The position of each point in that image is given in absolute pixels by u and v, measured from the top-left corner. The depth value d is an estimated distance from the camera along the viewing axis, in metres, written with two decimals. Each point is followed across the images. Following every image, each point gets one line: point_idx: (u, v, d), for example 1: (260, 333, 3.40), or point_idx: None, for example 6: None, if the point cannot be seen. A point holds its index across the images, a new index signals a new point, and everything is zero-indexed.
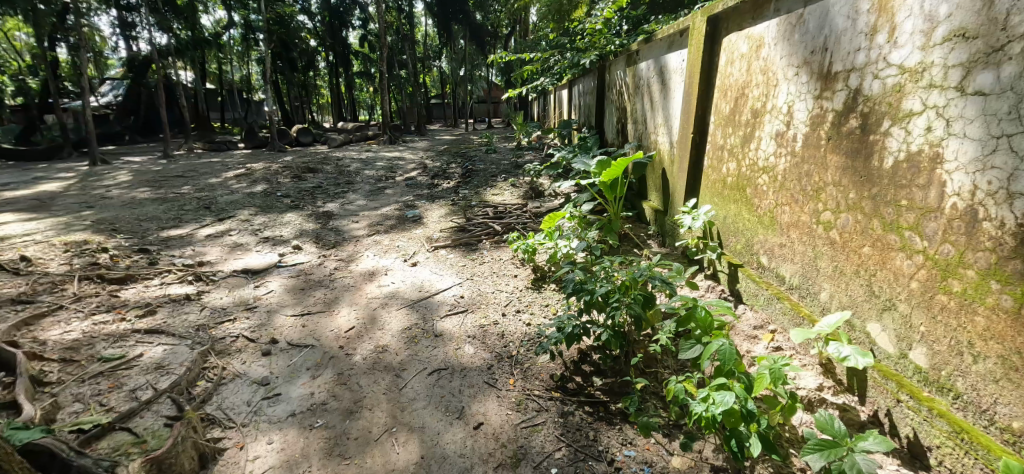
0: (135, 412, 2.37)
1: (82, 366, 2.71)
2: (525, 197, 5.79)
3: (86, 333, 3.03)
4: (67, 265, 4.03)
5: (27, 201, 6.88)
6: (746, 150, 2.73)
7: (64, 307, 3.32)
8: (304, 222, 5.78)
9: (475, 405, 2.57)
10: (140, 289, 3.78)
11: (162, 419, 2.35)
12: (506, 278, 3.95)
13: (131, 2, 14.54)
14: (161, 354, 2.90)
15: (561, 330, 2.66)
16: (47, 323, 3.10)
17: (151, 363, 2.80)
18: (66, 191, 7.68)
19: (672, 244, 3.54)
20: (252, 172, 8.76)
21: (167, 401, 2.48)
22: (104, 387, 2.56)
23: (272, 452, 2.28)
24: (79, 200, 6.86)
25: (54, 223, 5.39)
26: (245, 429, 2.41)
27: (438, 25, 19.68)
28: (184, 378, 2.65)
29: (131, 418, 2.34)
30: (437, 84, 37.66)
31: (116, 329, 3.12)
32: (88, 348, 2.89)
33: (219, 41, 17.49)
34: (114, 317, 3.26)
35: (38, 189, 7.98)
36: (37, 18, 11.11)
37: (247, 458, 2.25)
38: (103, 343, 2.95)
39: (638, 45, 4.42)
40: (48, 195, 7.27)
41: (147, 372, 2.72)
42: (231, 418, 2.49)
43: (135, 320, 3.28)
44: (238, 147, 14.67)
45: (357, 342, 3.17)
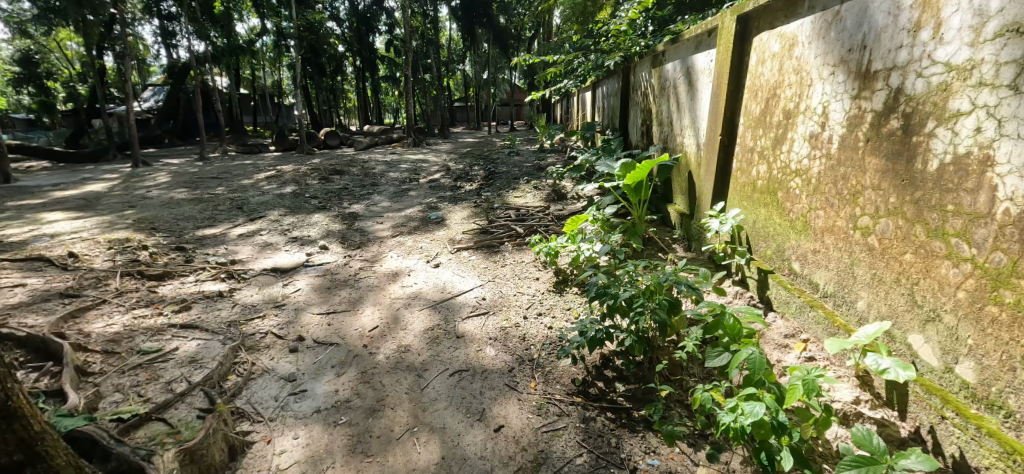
0: (170, 404, 2.43)
1: (122, 358, 2.80)
2: (547, 199, 5.77)
3: (127, 326, 3.14)
4: (111, 261, 4.18)
5: (76, 200, 7.25)
6: (777, 152, 2.65)
7: (107, 302, 3.44)
8: (331, 223, 5.87)
9: (497, 407, 2.56)
10: (176, 285, 3.90)
11: (195, 411, 2.40)
12: (528, 280, 3.93)
13: (172, 12, 15.17)
14: (195, 348, 2.97)
15: (584, 334, 2.64)
16: (91, 316, 3.23)
17: (185, 357, 2.87)
18: (111, 191, 8.03)
19: (698, 248, 3.46)
20: (282, 174, 8.99)
21: (200, 394, 2.54)
22: (142, 379, 2.64)
23: (298, 448, 2.31)
24: (122, 200, 7.17)
25: (99, 222, 5.63)
26: (273, 424, 2.46)
27: (462, 29, 19.85)
28: (216, 372, 2.72)
29: (166, 409, 2.40)
30: (461, 87, 37.95)
31: (154, 323, 3.22)
32: (128, 341, 2.98)
33: (252, 48, 17.96)
34: (152, 312, 3.37)
35: (86, 188, 8.39)
36: (87, 28, 11.64)
37: (274, 452, 2.29)
38: (142, 337, 3.05)
39: (664, 46, 4.35)
40: (94, 195, 7.61)
41: (182, 365, 2.79)
42: (260, 412, 2.54)
43: (171, 315, 3.37)
44: (269, 150, 15.09)
45: (381, 342, 3.19)
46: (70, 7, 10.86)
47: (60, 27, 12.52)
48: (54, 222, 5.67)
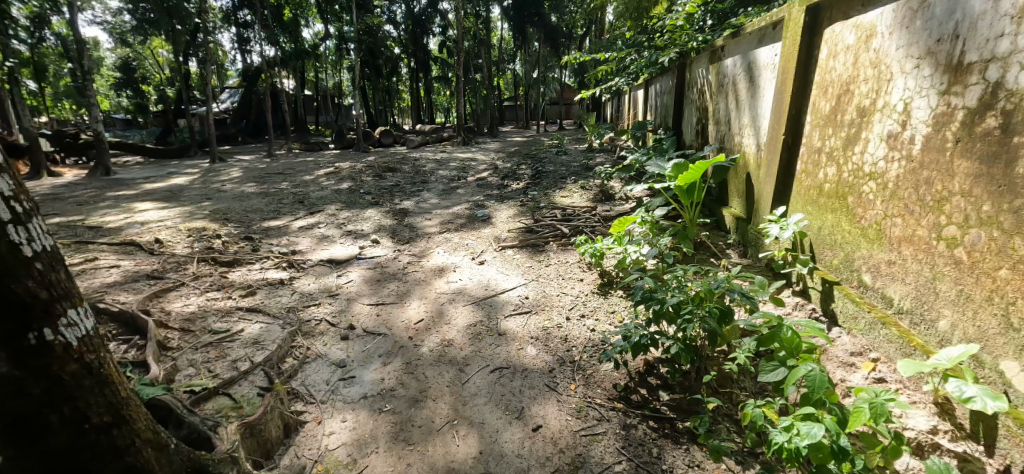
0: (234, 380, 2.56)
1: (196, 336, 2.98)
2: (594, 200, 5.65)
3: (201, 307, 3.35)
4: (189, 248, 4.48)
5: (162, 191, 7.87)
6: (848, 153, 2.45)
7: (184, 284, 3.68)
8: (383, 218, 6.02)
9: (535, 407, 2.52)
10: (244, 271, 4.12)
11: (256, 388, 2.52)
12: (572, 281, 3.85)
13: (246, 20, 16.14)
14: (258, 330, 3.13)
15: (627, 339, 2.56)
16: (172, 296, 3.46)
17: (250, 338, 3.02)
18: (191, 184, 8.65)
19: (754, 255, 3.26)
20: (340, 170, 9.34)
21: (261, 373, 2.67)
22: (212, 356, 2.80)
23: (345, 430, 2.38)
24: (201, 192, 7.70)
25: (180, 211, 6.07)
26: (324, 406, 2.55)
27: (513, 28, 19.84)
28: (275, 354, 2.84)
29: (232, 385, 2.53)
30: (511, 86, 38.29)
31: (224, 305, 3.42)
32: (202, 321, 3.17)
33: (315, 51, 18.82)
34: (222, 295, 3.57)
35: (171, 181, 9.10)
36: (175, 37, 12.59)
37: (323, 433, 2.37)
38: (214, 317, 3.24)
39: (723, 41, 4.15)
40: (177, 188, 8.22)
41: (246, 345, 2.93)
42: (312, 394, 2.64)
43: (238, 299, 3.56)
44: (328, 148, 15.74)
45: (425, 334, 3.23)
46: (162, 17, 11.87)
47: (152, 35, 13.70)
48: (144, 211, 6.16)
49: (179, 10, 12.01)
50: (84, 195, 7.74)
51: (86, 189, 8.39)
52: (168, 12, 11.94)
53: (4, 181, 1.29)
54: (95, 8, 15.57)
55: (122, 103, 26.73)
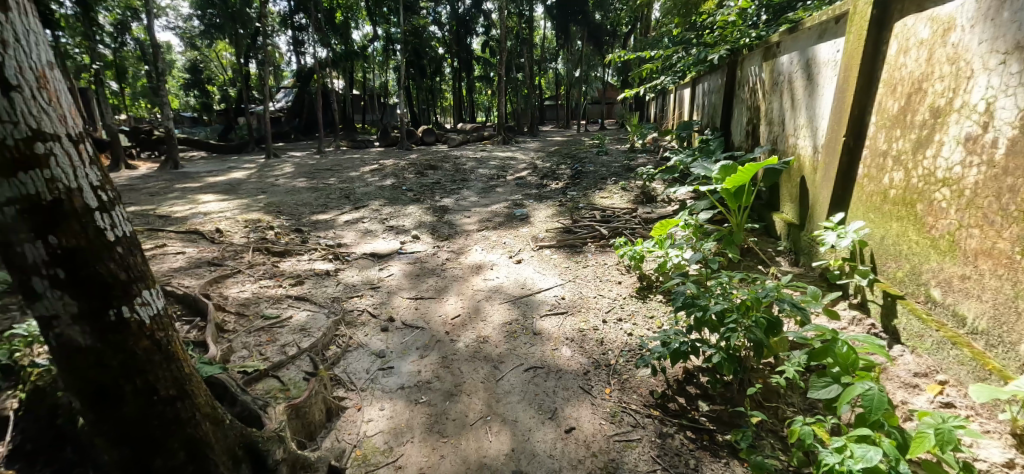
0: (283, 364, 2.69)
1: (250, 321, 3.16)
2: (635, 202, 5.52)
3: (255, 294, 3.55)
4: (246, 238, 4.73)
5: (222, 184, 8.33)
6: (919, 158, 2.27)
7: (241, 272, 3.90)
8: (424, 215, 6.12)
9: (569, 409, 2.48)
10: (294, 261, 4.31)
11: (302, 373, 2.64)
12: (609, 284, 3.77)
13: (301, 23, 16.76)
14: (305, 318, 3.28)
15: (666, 345, 2.49)
16: (229, 282, 3.68)
17: (298, 325, 3.17)
18: (248, 178, 9.10)
19: (807, 264, 3.09)
20: (384, 167, 9.56)
21: (306, 358, 2.79)
22: (263, 339, 2.97)
23: (383, 419, 2.43)
24: (257, 186, 8.10)
25: (238, 203, 6.40)
26: (363, 394, 2.61)
27: (557, 27, 19.69)
28: (321, 341, 2.96)
29: (280, 369, 2.66)
30: (553, 86, 38.09)
31: (276, 293, 3.61)
32: (255, 306, 3.37)
33: (364, 52, 19.35)
34: (274, 283, 3.77)
35: (230, 175, 9.61)
36: (237, 40, 13.25)
37: (362, 420, 2.43)
38: (266, 303, 3.43)
39: (779, 36, 3.95)
40: (236, 181, 8.67)
41: (294, 332, 3.08)
42: (353, 381, 2.71)
43: (288, 287, 3.74)
44: (373, 145, 16.14)
45: (462, 330, 3.25)
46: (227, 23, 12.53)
47: (216, 39, 14.55)
48: (207, 202, 6.55)
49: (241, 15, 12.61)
50: (154, 186, 8.33)
51: (156, 181, 9.02)
52: (231, 17, 12.57)
53: (93, 171, 1.37)
54: (167, 13, 16.66)
55: (188, 103, 28.48)
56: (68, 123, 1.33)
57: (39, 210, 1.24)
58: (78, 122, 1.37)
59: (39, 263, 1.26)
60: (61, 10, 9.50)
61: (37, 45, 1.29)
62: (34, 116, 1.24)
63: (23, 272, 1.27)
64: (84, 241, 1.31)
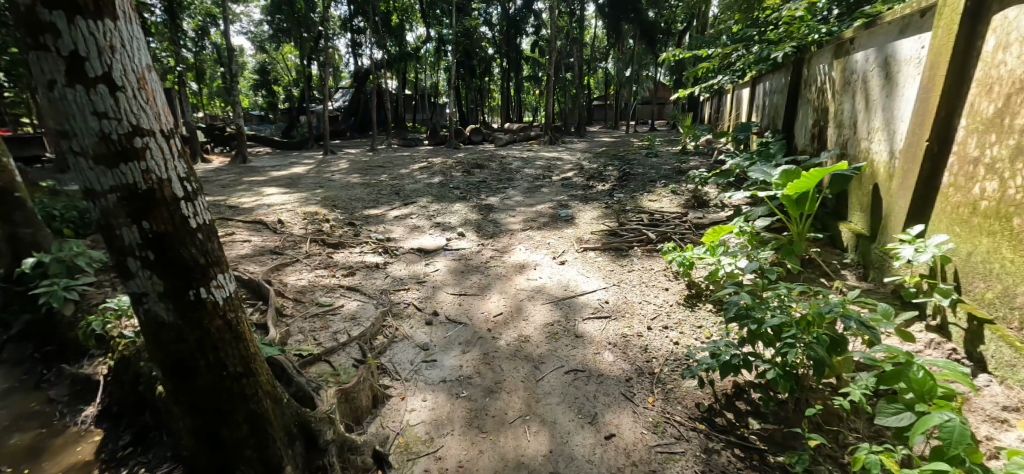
0: (334, 350, 2.81)
1: (306, 307, 3.34)
2: (685, 206, 5.34)
3: (312, 282, 3.76)
4: (304, 230, 4.99)
5: (284, 178, 8.78)
6: (1018, 167, 2.05)
7: (298, 261, 4.15)
8: (469, 212, 6.17)
9: (609, 414, 2.43)
10: (346, 253, 4.49)
11: (351, 360, 2.75)
12: (655, 290, 3.65)
13: (358, 26, 17.33)
14: (355, 307, 3.41)
15: (715, 356, 2.37)
16: (289, 271, 3.93)
17: (349, 313, 3.31)
18: (307, 173, 9.54)
19: (877, 280, 2.88)
20: (432, 165, 9.74)
21: (356, 346, 2.90)
22: (317, 325, 3.11)
23: (425, 409, 2.51)
24: (314, 180, 8.48)
25: (297, 197, 6.74)
26: (407, 383, 2.71)
27: (609, 26, 19.34)
28: (370, 330, 3.07)
29: (331, 355, 2.78)
30: (603, 85, 37.50)
31: (329, 282, 3.79)
32: (311, 294, 3.57)
33: (417, 52, 19.77)
34: (328, 274, 3.96)
35: (291, 170, 10.11)
36: (300, 42, 13.88)
37: (406, 408, 2.53)
38: (320, 292, 3.61)
39: (853, 32, 3.68)
40: (295, 176, 9.11)
41: (346, 320, 3.21)
42: (398, 371, 2.81)
43: (341, 278, 3.91)
44: (423, 144, 16.47)
45: (504, 328, 3.26)
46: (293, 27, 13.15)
47: (282, 41, 15.30)
48: (270, 194, 6.94)
49: (306, 20, 13.19)
50: (225, 179, 8.94)
51: (226, 174, 9.66)
52: (297, 21, 13.18)
53: (180, 163, 1.60)
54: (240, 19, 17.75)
55: (256, 103, 30.26)
56: (160, 119, 1.55)
57: (135, 198, 1.48)
58: (169, 117, 1.59)
59: (134, 246, 1.52)
60: (149, 17, 10.35)
61: (138, 48, 1.51)
62: (134, 113, 1.46)
63: (121, 252, 1.53)
64: (172, 227, 1.55)
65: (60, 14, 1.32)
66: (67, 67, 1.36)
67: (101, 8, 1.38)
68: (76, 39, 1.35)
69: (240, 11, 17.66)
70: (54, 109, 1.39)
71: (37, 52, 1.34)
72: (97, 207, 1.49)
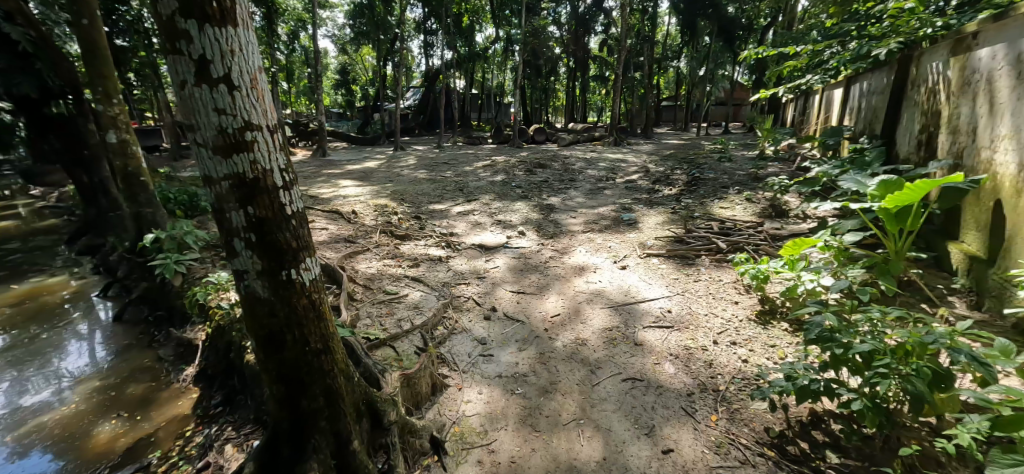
0: (398, 336, 2.90)
1: (374, 294, 3.48)
2: (761, 215, 5.01)
3: (380, 271, 3.91)
4: (375, 221, 5.22)
5: (357, 172, 9.23)
6: None
7: (369, 250, 4.36)
8: (530, 211, 6.15)
9: (668, 429, 2.33)
10: (412, 245, 4.62)
11: (413, 347, 2.82)
12: (723, 302, 3.43)
13: (431, 27, 17.81)
14: (418, 297, 3.49)
15: (792, 380, 2.18)
16: (359, 259, 4.12)
17: (413, 302, 3.40)
18: (378, 168, 9.95)
19: (994, 312, 2.55)
20: (496, 163, 9.82)
21: (417, 335, 2.96)
22: (383, 311, 3.23)
23: (480, 402, 2.57)
24: (385, 175, 8.83)
25: (369, 189, 7.05)
26: (464, 375, 2.77)
27: (685, 23, 18.55)
28: (431, 320, 3.14)
29: (395, 340, 2.86)
30: (674, 85, 36.05)
31: (395, 272, 3.91)
32: (378, 282, 3.70)
33: (486, 53, 20.02)
34: (394, 264, 4.10)
35: (363, 164, 10.60)
36: (378, 44, 14.49)
37: (462, 399, 2.60)
38: (387, 280, 3.74)
39: (977, 26, 3.25)
40: (367, 170, 9.53)
41: (409, 308, 3.29)
42: (456, 362, 2.88)
43: (406, 268, 4.03)
44: (487, 143, 16.65)
45: (561, 329, 3.20)
46: (372, 29, 13.74)
47: (361, 43, 16.04)
48: (345, 187, 7.31)
49: (384, 23, 13.74)
50: (307, 170, 9.55)
51: (307, 166, 10.33)
52: (375, 23, 13.76)
53: (281, 156, 1.67)
54: (325, 23, 18.89)
55: (335, 101, 32.09)
56: (270, 115, 1.64)
57: (243, 186, 1.58)
58: (276, 113, 1.68)
59: (239, 228, 1.61)
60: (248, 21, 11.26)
61: (253, 51, 1.60)
62: (247, 111, 1.55)
63: (228, 232, 1.63)
64: (271, 213, 1.63)
65: (193, 22, 1.43)
66: (196, 69, 1.47)
67: (225, 16, 1.48)
68: (204, 44, 1.46)
69: (325, 15, 18.78)
70: (184, 106, 1.52)
71: (172, 56, 1.47)
72: (211, 193, 1.60)
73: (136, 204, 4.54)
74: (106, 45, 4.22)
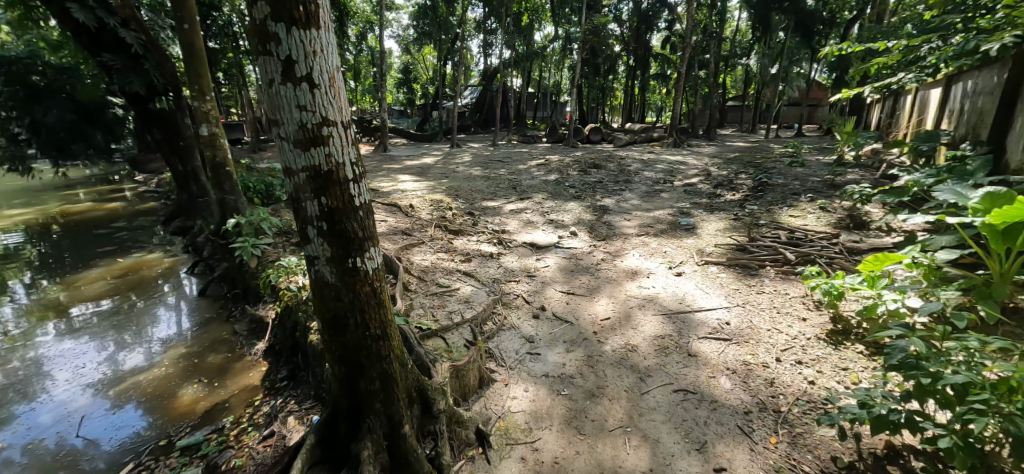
0: (448, 328, 2.90)
1: (427, 285, 3.52)
2: (835, 226, 4.64)
3: (433, 263, 3.95)
4: (431, 215, 5.30)
5: (414, 167, 9.44)
6: None
7: (424, 243, 4.42)
8: (583, 212, 6.03)
9: (721, 446, 2.18)
10: (465, 240, 4.65)
11: (463, 339, 2.81)
12: (789, 318, 3.18)
13: (491, 26, 17.90)
14: (469, 291, 3.49)
15: (865, 407, 1.97)
16: (414, 252, 4.18)
17: (463, 296, 3.40)
18: (434, 164, 10.13)
19: None
20: (550, 162, 9.73)
21: (467, 328, 2.95)
22: (435, 303, 3.25)
23: (526, 399, 2.52)
24: (441, 171, 8.97)
25: (426, 184, 7.17)
26: (511, 371, 2.74)
27: (757, 18, 17.55)
28: (481, 315, 3.12)
29: (446, 332, 2.87)
30: (741, 84, 34.29)
31: (448, 266, 3.93)
32: (431, 274, 3.74)
33: (544, 52, 19.89)
34: (447, 258, 4.12)
35: (420, 161, 10.83)
36: (439, 44, 14.74)
37: (508, 395, 2.56)
38: (440, 273, 3.77)
39: None
40: (424, 166, 9.73)
41: (460, 302, 3.30)
42: (503, 358, 2.84)
43: (459, 263, 4.05)
44: (541, 142, 16.54)
45: (610, 333, 3.09)
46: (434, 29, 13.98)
47: (423, 43, 16.39)
48: (403, 181, 7.49)
49: (446, 23, 13.94)
50: (368, 165, 9.89)
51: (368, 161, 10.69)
52: (438, 23, 14.00)
53: (353, 151, 1.70)
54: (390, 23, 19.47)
55: (396, 99, 33.10)
56: (344, 112, 1.67)
57: (319, 177, 1.62)
58: (350, 110, 1.72)
59: (313, 217, 1.66)
60: None
61: (333, 51, 1.63)
62: (325, 107, 1.59)
63: (303, 220, 1.69)
64: (341, 203, 1.67)
65: (282, 25, 1.48)
66: (283, 69, 1.52)
67: (310, 18, 1.52)
68: (291, 45, 1.50)
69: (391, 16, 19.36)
70: (271, 103, 1.58)
71: (263, 57, 1.53)
72: (290, 183, 1.66)
73: (220, 191, 4.88)
74: (203, 48, 4.46)
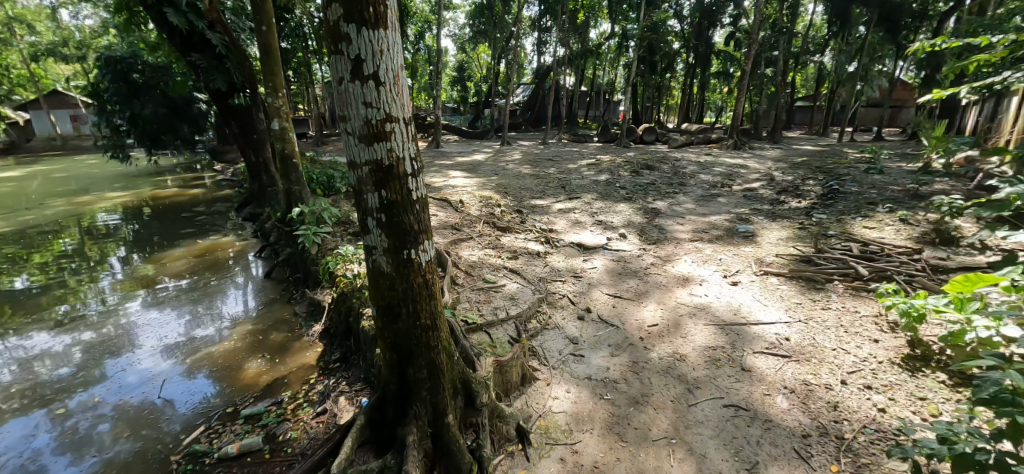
0: (493, 323, 2.88)
1: (473, 280, 3.50)
2: (915, 240, 4.23)
3: (480, 259, 3.94)
4: (479, 211, 5.29)
5: (465, 164, 9.51)
6: None
7: (472, 238, 4.42)
8: (635, 214, 5.84)
9: (773, 468, 2.02)
10: (513, 238, 4.61)
11: (507, 336, 2.77)
12: (858, 338, 2.92)
13: (547, 24, 17.75)
14: (515, 288, 3.44)
15: (945, 440, 1.76)
16: (462, 247, 4.19)
17: (509, 292, 3.36)
18: (484, 161, 10.17)
19: None
20: (601, 162, 9.52)
21: (512, 325, 2.92)
22: (481, 298, 3.23)
23: (568, 400, 2.44)
24: (491, 168, 8.99)
25: (476, 181, 7.20)
26: (554, 371, 2.66)
27: (832, 13, 16.40)
28: (525, 312, 3.07)
29: (491, 327, 2.85)
30: (811, 84, 32.23)
31: (495, 262, 3.91)
32: (478, 270, 3.72)
33: (600, 50, 19.51)
34: (494, 254, 4.10)
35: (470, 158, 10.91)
36: (495, 42, 14.77)
37: (550, 394, 2.49)
38: (487, 269, 3.75)
39: None
40: (474, 163, 9.78)
41: (506, 298, 3.26)
42: (546, 358, 2.77)
43: (506, 260, 4.02)
44: (593, 142, 16.25)
45: (658, 340, 2.95)
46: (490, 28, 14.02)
47: (478, 41, 16.50)
48: (454, 177, 7.56)
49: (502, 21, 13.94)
50: None
51: None
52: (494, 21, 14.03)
53: (413, 147, 1.69)
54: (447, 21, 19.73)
55: (450, 97, 33.63)
56: (407, 109, 1.66)
57: (380, 171, 1.62)
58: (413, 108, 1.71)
59: (373, 208, 1.67)
60: None
61: (399, 51, 1.62)
62: (390, 105, 1.58)
63: (364, 211, 1.70)
64: (400, 197, 1.66)
65: (353, 25, 1.49)
66: (352, 67, 1.53)
67: (379, 18, 1.51)
68: (361, 45, 1.51)
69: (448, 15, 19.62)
70: (342, 101, 1.60)
71: (335, 56, 1.55)
72: (354, 176, 1.68)
73: (287, 181, 5.10)
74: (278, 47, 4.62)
